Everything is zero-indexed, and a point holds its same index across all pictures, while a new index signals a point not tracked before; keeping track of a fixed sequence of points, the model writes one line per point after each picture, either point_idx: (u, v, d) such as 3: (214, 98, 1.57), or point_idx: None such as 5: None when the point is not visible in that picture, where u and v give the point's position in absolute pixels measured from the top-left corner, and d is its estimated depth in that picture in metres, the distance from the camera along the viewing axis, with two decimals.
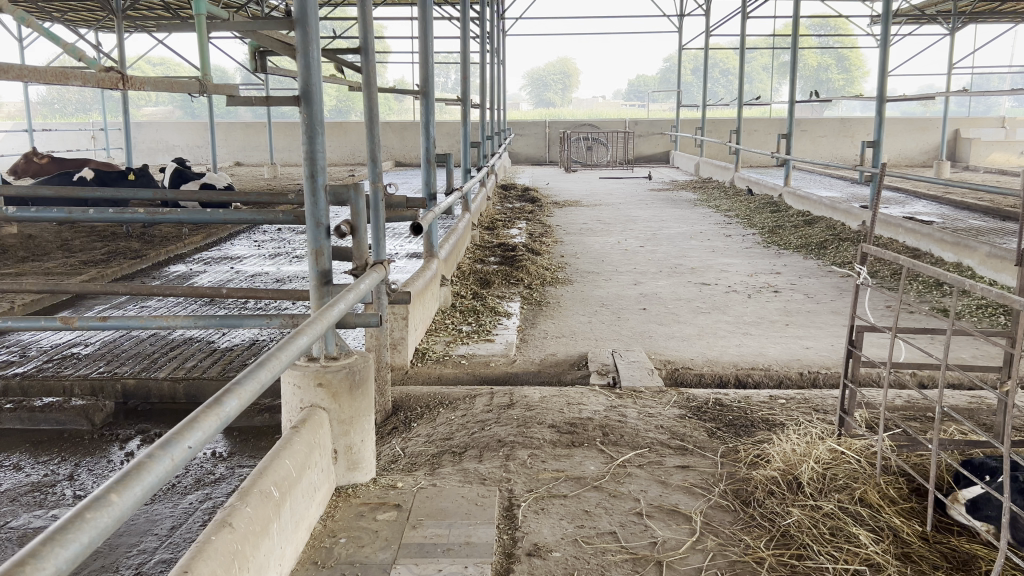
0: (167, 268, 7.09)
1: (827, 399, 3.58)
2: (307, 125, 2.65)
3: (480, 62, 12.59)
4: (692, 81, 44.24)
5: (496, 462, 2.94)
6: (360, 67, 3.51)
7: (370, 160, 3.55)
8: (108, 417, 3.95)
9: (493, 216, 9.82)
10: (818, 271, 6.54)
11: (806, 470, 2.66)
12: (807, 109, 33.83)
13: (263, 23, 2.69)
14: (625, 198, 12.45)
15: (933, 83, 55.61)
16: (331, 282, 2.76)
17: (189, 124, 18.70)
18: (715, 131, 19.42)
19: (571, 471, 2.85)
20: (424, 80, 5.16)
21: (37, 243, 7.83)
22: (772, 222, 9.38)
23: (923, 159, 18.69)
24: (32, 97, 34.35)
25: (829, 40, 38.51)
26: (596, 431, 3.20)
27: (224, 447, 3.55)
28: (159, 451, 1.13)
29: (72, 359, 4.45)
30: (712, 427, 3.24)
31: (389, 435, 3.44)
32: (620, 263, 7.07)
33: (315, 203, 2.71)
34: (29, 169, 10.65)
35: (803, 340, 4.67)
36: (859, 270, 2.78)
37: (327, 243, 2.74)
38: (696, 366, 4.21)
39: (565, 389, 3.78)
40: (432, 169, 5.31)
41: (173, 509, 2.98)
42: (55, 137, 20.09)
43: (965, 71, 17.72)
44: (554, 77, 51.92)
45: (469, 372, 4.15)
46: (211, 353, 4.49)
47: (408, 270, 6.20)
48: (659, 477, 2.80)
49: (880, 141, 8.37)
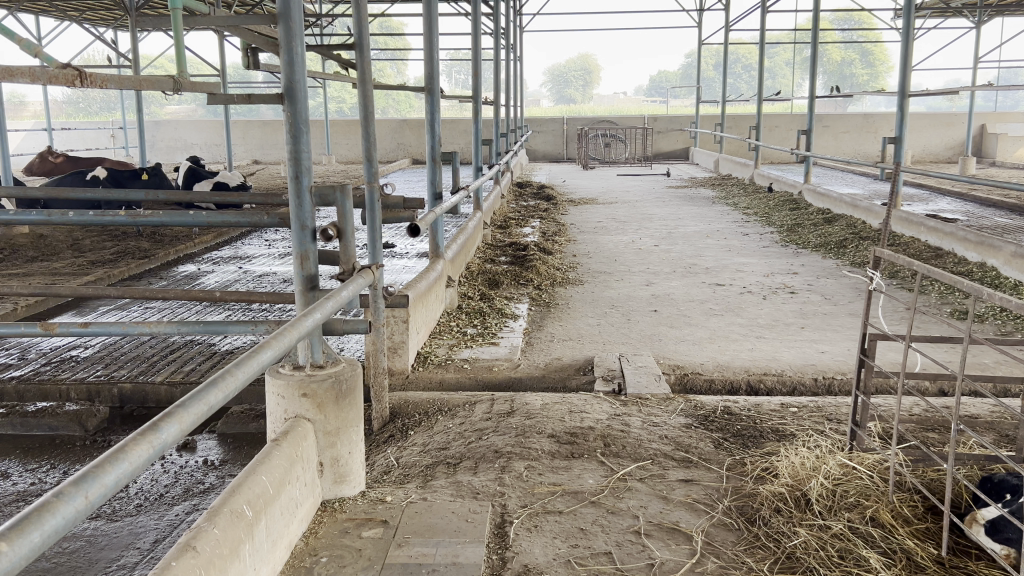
0: (175, 269, 7.03)
1: (842, 407, 3.43)
2: (291, 123, 2.54)
3: (495, 57, 12.44)
4: (714, 76, 43.96)
5: (491, 475, 2.82)
6: (355, 64, 3.39)
7: (365, 159, 3.44)
8: (102, 422, 3.87)
9: (506, 214, 9.69)
10: (836, 272, 6.37)
11: (815, 486, 2.51)
12: (829, 105, 33.47)
13: (244, 17, 2.59)
14: (641, 196, 12.28)
15: (962, 76, 55.06)
16: (317, 287, 2.65)
17: (207, 122, 18.71)
18: (735, 127, 19.19)
19: (568, 485, 2.72)
20: (429, 76, 5.04)
21: (47, 243, 7.82)
22: (790, 221, 9.19)
23: (948, 155, 18.35)
24: (56, 98, 34.66)
25: (852, 34, 38.07)
26: (597, 442, 3.07)
27: (216, 454, 3.46)
28: (71, 489, 1.04)
29: (69, 362, 4.37)
30: (719, 438, 3.10)
31: (384, 444, 3.33)
32: (634, 263, 6.93)
33: (299, 205, 2.60)
34: (44, 168, 10.66)
35: (818, 344, 4.50)
36: (873, 275, 2.61)
37: (312, 246, 2.63)
38: (706, 371, 4.07)
39: (568, 396, 3.65)
40: (437, 168, 5.19)
41: (157, 521, 2.88)
42: (76, 136, 20.20)
43: (991, 65, 17.36)
44: (574, 74, 51.86)
45: (472, 377, 4.03)
46: (211, 356, 4.40)
47: (415, 269, 6.09)
48: (660, 492, 2.67)
49: (902, 138, 8.15)
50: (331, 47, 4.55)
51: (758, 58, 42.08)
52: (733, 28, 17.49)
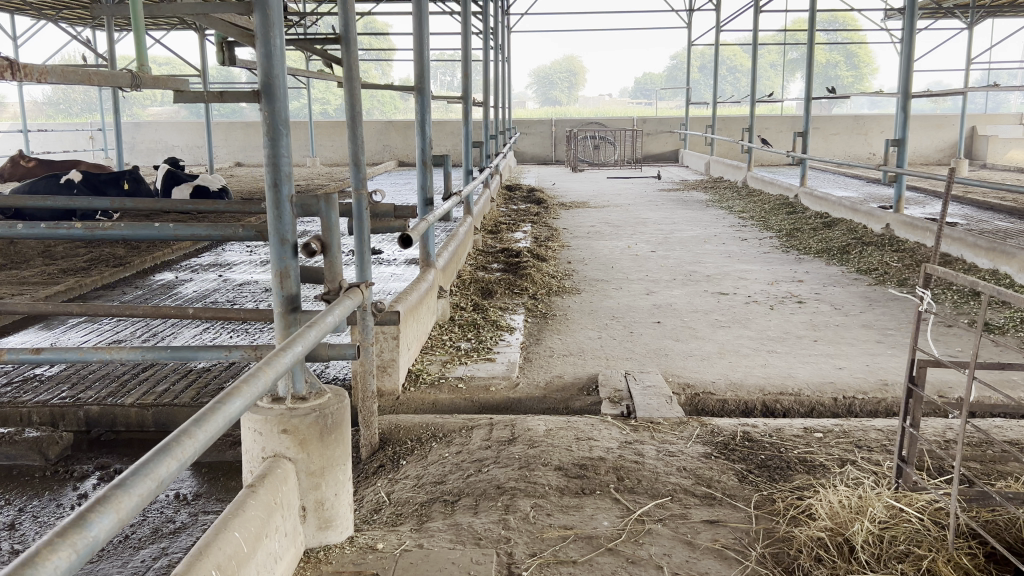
0: (152, 277, 6.71)
1: (871, 433, 3.16)
2: (268, 124, 2.24)
3: (484, 59, 12.10)
4: (700, 78, 43.84)
5: (494, 517, 2.53)
6: (340, 61, 3.10)
7: (352, 165, 3.15)
8: (65, 450, 3.56)
9: (496, 218, 9.41)
10: (842, 279, 6.13)
11: (859, 531, 2.24)
12: (817, 108, 33.36)
13: (214, 6, 2.28)
14: (634, 199, 12.01)
15: (946, 79, 55.85)
16: (300, 309, 2.37)
17: (188, 124, 18.30)
18: (725, 129, 18.96)
19: (581, 528, 2.44)
20: (419, 76, 4.74)
21: (17, 250, 7.45)
22: (789, 225, 8.95)
23: (938, 157, 18.20)
24: (36, 98, 34.04)
25: (837, 36, 37.95)
26: (609, 476, 2.78)
27: (190, 488, 3.15)
28: None
29: (33, 382, 4.05)
30: (742, 470, 2.82)
31: (373, 477, 3.03)
32: (632, 270, 6.67)
33: (278, 217, 2.30)
34: (16, 172, 10.31)
35: (834, 359, 4.23)
36: (922, 295, 2.32)
37: (293, 262, 2.34)
38: (719, 390, 3.80)
39: (573, 420, 3.36)
40: (428, 172, 4.89)
41: (121, 569, 2.58)
42: (54, 139, 19.80)
43: (982, 67, 17.17)
44: (560, 76, 51.73)
45: (467, 399, 3.74)
46: (185, 375, 4.10)
47: (405, 278, 5.80)
48: (683, 535, 2.39)
49: (905, 140, 7.90)
50: (309, 40, 4.23)
51: (745, 61, 41.97)
52: (723, 29, 17.22)
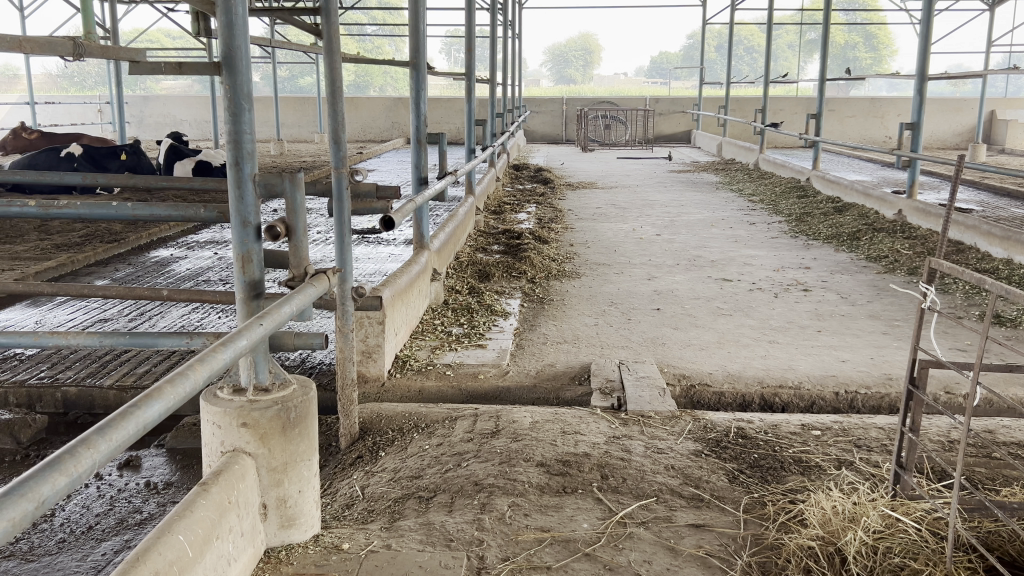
0: (147, 254, 6.60)
1: (870, 431, 3.02)
2: (228, 98, 2.10)
3: (492, 35, 11.87)
4: (717, 58, 43.25)
5: (469, 516, 2.41)
6: (321, 34, 2.95)
7: (332, 143, 3.00)
8: (39, 433, 3.46)
9: (500, 198, 9.26)
10: (851, 267, 5.96)
11: (852, 541, 2.11)
12: (836, 90, 32.83)
13: None
14: (643, 181, 11.82)
15: (968, 60, 55.19)
16: (263, 295, 2.24)
17: (196, 98, 18.16)
18: (739, 109, 18.67)
19: (559, 531, 2.32)
20: (413, 51, 4.56)
21: (13, 224, 7.35)
22: (799, 209, 8.76)
23: (956, 141, 17.87)
24: (50, 71, 33.96)
25: (857, 16, 37.29)
26: (594, 474, 2.66)
27: (162, 476, 3.04)
28: None
29: (12, 361, 3.95)
30: (733, 469, 2.69)
31: (349, 469, 2.91)
32: (635, 253, 6.52)
33: (239, 197, 2.17)
34: (18, 144, 10.19)
35: (837, 351, 4.08)
36: (924, 291, 2.17)
37: (256, 246, 2.21)
38: (716, 382, 3.66)
39: (561, 412, 3.22)
40: (422, 150, 4.73)
41: (79, 563, 2.47)
42: (65, 112, 19.69)
43: (1004, 50, 16.78)
44: (574, 54, 51.23)
45: (455, 387, 3.62)
46: (167, 356, 3.99)
47: (400, 258, 5.66)
48: (665, 540, 2.26)
49: (920, 123, 7.67)
50: (291, 11, 4.06)
51: (763, 41, 41.34)
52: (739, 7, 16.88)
